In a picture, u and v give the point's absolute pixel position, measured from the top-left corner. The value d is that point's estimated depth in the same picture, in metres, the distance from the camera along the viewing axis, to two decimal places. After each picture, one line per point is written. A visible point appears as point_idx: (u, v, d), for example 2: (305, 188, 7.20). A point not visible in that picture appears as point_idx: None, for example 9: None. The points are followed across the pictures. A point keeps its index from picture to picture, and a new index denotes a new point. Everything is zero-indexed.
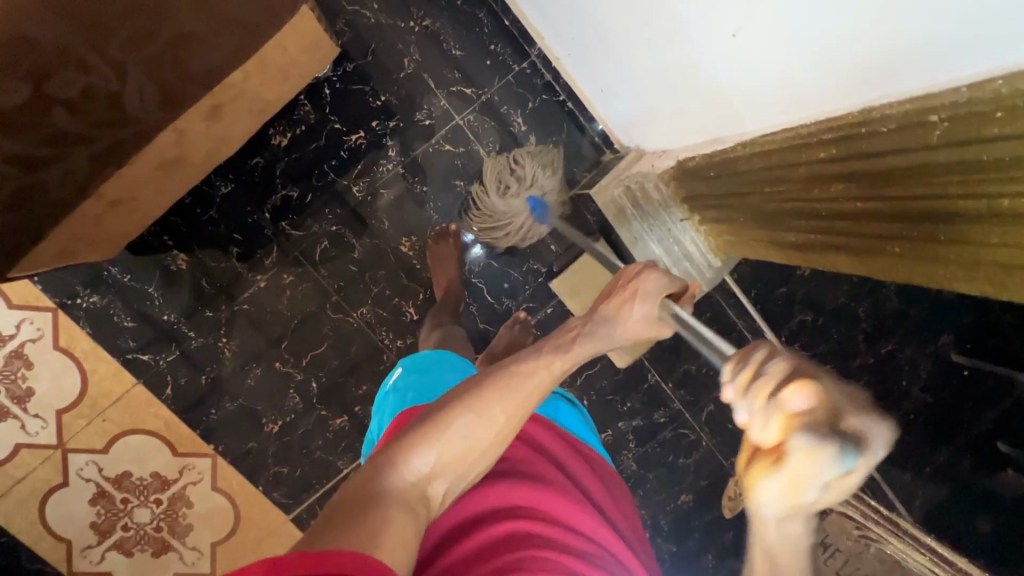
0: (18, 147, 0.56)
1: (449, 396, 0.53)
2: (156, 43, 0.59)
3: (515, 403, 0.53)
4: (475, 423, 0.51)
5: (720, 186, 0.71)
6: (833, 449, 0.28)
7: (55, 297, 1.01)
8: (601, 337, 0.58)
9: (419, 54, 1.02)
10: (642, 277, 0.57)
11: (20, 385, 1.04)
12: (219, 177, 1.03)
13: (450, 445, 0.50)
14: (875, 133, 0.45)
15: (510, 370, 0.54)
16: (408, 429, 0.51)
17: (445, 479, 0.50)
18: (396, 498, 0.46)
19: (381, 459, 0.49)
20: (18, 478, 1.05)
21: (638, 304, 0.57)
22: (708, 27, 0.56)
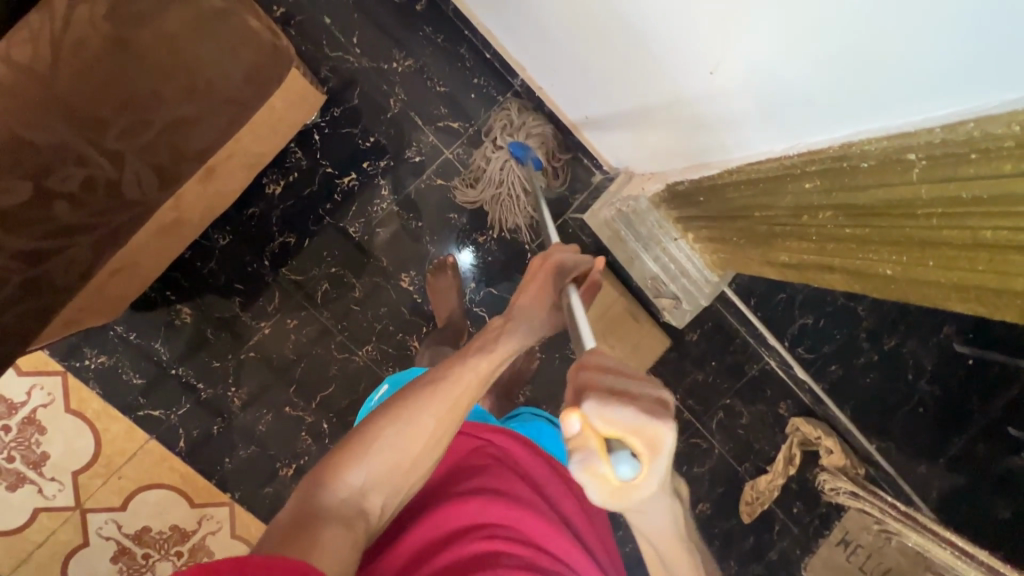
0: (23, 242, 0.59)
1: (380, 407, 0.53)
2: (151, 129, 0.63)
3: (444, 410, 0.54)
4: (407, 433, 0.52)
5: (712, 210, 0.73)
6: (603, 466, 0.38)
7: (63, 360, 1.02)
8: (520, 332, 0.63)
9: (404, 93, 1.04)
10: (555, 277, 0.67)
11: (34, 450, 1.05)
12: (216, 230, 1.04)
13: (379, 458, 0.50)
14: (857, 165, 0.46)
15: (434, 372, 0.56)
16: (338, 449, 0.51)
17: (382, 494, 0.50)
18: (333, 517, 0.45)
19: (312, 480, 0.48)
20: (38, 542, 1.06)
21: (547, 294, 0.67)
22: (685, 65, 0.57)
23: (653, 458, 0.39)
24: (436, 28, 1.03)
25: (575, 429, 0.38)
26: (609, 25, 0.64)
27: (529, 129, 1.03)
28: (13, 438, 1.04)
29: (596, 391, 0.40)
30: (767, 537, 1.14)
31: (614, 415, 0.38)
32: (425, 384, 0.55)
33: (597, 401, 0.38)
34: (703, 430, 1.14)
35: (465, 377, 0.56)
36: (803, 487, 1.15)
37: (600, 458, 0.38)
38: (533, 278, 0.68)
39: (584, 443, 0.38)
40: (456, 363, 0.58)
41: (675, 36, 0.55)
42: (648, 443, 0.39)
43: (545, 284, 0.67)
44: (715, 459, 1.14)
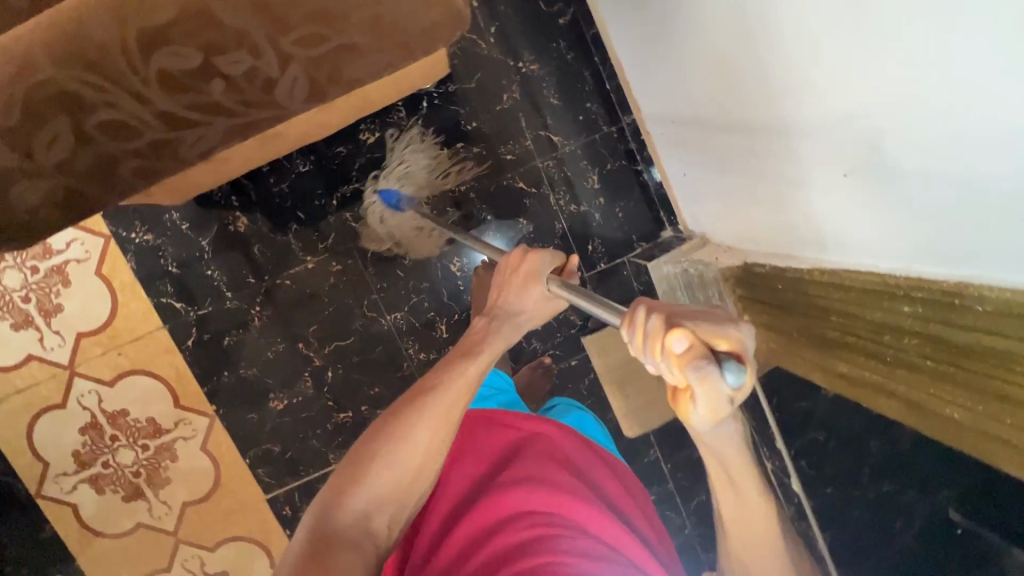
0: (171, 107, 0.54)
1: (374, 428, 0.56)
2: (326, 47, 0.55)
3: (436, 420, 0.56)
4: (404, 449, 0.54)
5: (784, 298, 0.74)
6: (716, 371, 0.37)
7: (112, 225, 1.03)
8: (509, 329, 0.63)
9: (519, 93, 1.06)
10: (527, 261, 0.62)
11: (51, 300, 1.04)
12: (301, 156, 1.05)
13: (382, 477, 0.53)
14: (940, 306, 0.49)
15: (423, 382, 0.58)
16: (339, 472, 0.54)
17: (387, 512, 0.53)
18: (344, 541, 0.49)
19: (321, 504, 0.51)
20: (19, 387, 1.06)
21: (533, 286, 0.62)
22: (819, 159, 0.59)
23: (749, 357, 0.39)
24: (570, 46, 1.06)
25: (680, 347, 0.38)
26: (753, 97, 0.66)
27: (407, 162, 1.05)
28: (36, 281, 1.04)
29: (674, 316, 0.41)
30: None
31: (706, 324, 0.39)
32: (413, 396, 0.57)
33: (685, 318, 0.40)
34: (679, 506, 1.16)
35: (455, 384, 0.58)
36: None
37: (714, 365, 0.37)
38: (519, 267, 0.62)
39: (694, 353, 0.38)
40: (442, 371, 0.59)
41: (817, 128, 0.57)
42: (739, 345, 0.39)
43: (530, 270, 0.62)
44: (682, 537, 1.16)
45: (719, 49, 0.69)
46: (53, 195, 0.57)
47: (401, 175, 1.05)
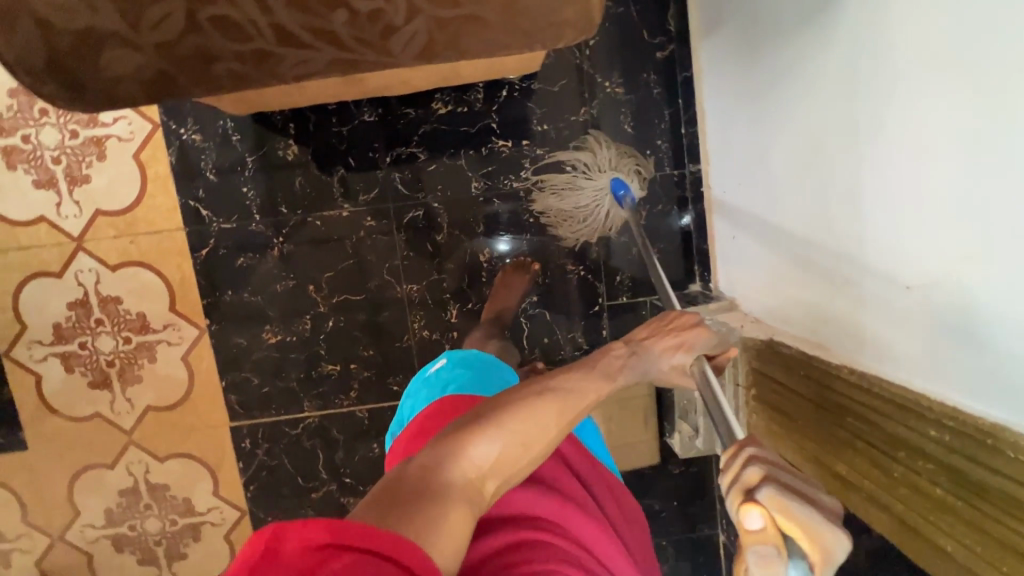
0: (287, 20, 0.53)
1: (505, 396, 0.55)
2: (453, 10, 0.54)
3: (565, 417, 0.56)
4: (533, 427, 0.53)
5: (801, 385, 0.74)
6: (777, 564, 0.36)
7: (165, 115, 1.01)
8: (641, 371, 0.70)
9: (597, 110, 1.05)
10: (694, 331, 0.73)
11: (80, 168, 1.02)
12: (369, 105, 1.03)
13: (511, 443, 0.51)
14: (972, 435, 0.49)
15: (561, 379, 0.60)
16: (460, 424, 0.52)
17: (497, 480, 0.50)
18: (455, 494, 0.46)
19: (439, 447, 0.49)
20: (21, 244, 1.03)
21: (680, 352, 0.72)
22: (884, 263, 0.60)
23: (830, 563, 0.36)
24: (660, 81, 1.05)
25: (756, 522, 0.37)
26: (838, 187, 0.66)
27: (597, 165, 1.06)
28: (73, 145, 1.01)
29: (774, 485, 0.38)
30: None
31: (794, 510, 0.36)
32: (556, 387, 0.58)
33: (777, 495, 0.37)
34: None
35: (588, 392, 0.61)
36: None
37: (780, 557, 0.36)
38: (684, 331, 0.74)
39: (765, 537, 0.37)
40: (575, 378, 0.62)
41: (896, 238, 0.58)
42: (829, 547, 0.36)
43: (690, 332, 0.73)
44: None
45: (816, 134, 0.69)
46: (140, 73, 0.54)
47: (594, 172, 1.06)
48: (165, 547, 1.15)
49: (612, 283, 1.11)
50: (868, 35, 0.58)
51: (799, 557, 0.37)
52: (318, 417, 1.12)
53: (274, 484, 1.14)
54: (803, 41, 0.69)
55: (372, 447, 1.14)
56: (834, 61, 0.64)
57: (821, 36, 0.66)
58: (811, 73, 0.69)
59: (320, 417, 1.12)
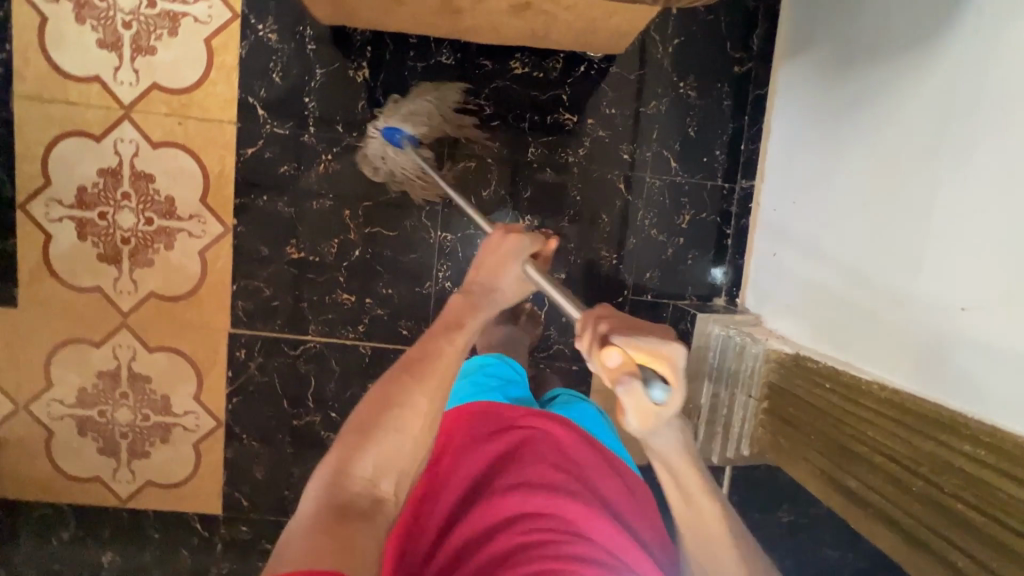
0: None
1: (369, 399, 0.59)
2: None
3: (429, 388, 0.59)
4: (398, 416, 0.57)
5: (819, 398, 0.75)
6: (639, 384, 0.47)
7: (247, 8, 1.00)
8: (489, 302, 0.68)
9: (666, 108, 1.07)
10: (500, 240, 0.70)
11: (148, 39, 1.00)
12: (449, 48, 1.04)
13: (382, 445, 0.55)
14: (1007, 453, 0.51)
15: (414, 354, 0.62)
16: (340, 445, 0.55)
17: (392, 479, 0.54)
18: (356, 509, 0.50)
19: (328, 473, 0.53)
20: (68, 99, 1.01)
21: (508, 266, 0.69)
22: (945, 283, 0.64)
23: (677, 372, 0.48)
24: (731, 93, 1.07)
25: (613, 362, 0.48)
26: (905, 209, 0.70)
27: (415, 108, 1.05)
28: (147, 14, 1.00)
29: (620, 335, 0.51)
30: None
31: (640, 343, 0.48)
32: (408, 367, 0.61)
33: (624, 338, 0.49)
34: None
35: (442, 348, 0.62)
36: None
37: (640, 384, 0.47)
38: (498, 248, 0.70)
39: (621, 369, 0.48)
40: (432, 339, 0.63)
41: (965, 261, 0.62)
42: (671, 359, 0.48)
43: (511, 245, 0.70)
44: None
45: (888, 160, 0.73)
46: None
47: (407, 117, 1.05)
48: (130, 442, 1.11)
49: (641, 278, 1.11)
50: (971, 71, 0.63)
51: (657, 380, 0.48)
52: (320, 343, 1.10)
53: (258, 401, 1.11)
54: (895, 71, 0.74)
55: (366, 385, 1.12)
56: (926, 91, 0.69)
57: (917, 68, 0.70)
58: (896, 102, 0.73)
59: (322, 343, 1.10)
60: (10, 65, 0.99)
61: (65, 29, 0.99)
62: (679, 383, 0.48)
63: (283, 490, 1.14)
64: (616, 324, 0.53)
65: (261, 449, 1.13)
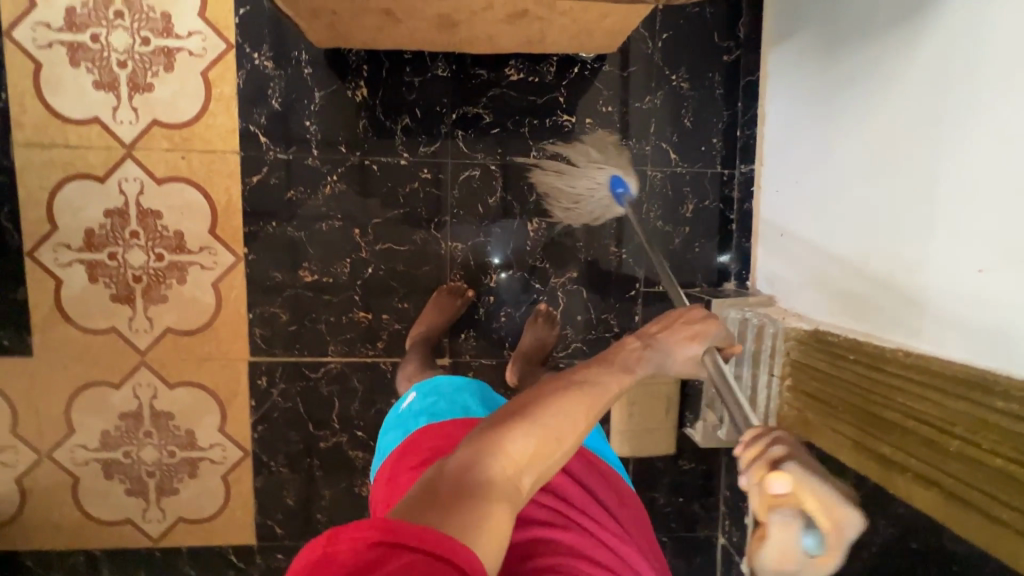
0: None
1: (542, 390, 0.53)
2: None
3: (596, 409, 0.54)
4: (564, 422, 0.51)
5: (845, 370, 0.77)
6: (796, 527, 0.38)
7: (241, 37, 1.01)
8: (656, 360, 0.65)
9: (660, 101, 1.09)
10: (700, 322, 0.70)
11: (144, 76, 1.01)
12: (444, 60, 1.05)
13: (542, 442, 0.49)
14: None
15: (583, 373, 0.56)
16: (488, 425, 0.50)
17: (534, 476, 0.48)
18: (498, 490, 0.45)
19: (478, 446, 0.47)
20: (68, 143, 1.01)
21: (692, 344, 0.68)
22: (956, 248, 0.66)
23: (842, 542, 0.38)
24: (722, 82, 1.10)
25: (780, 489, 0.39)
26: (909, 181, 0.72)
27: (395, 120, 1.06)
28: (141, 51, 1.00)
29: (794, 463, 0.42)
30: None
31: (816, 487, 0.39)
32: (575, 382, 0.55)
33: (799, 469, 0.41)
34: None
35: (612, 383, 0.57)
36: None
37: (796, 524, 0.38)
38: (690, 324, 0.70)
39: (785, 503, 0.39)
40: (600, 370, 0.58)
41: (971, 224, 0.64)
42: (840, 523, 0.38)
43: (704, 330, 0.69)
44: None
45: (889, 134, 0.75)
46: None
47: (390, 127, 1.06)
48: (158, 480, 1.10)
49: (651, 269, 1.14)
50: (962, 42, 0.65)
51: (816, 533, 0.39)
52: (340, 363, 1.10)
53: (284, 427, 1.12)
54: (887, 47, 0.76)
55: (389, 402, 1.13)
56: (919, 65, 0.71)
57: (908, 44, 0.72)
58: (890, 78, 0.75)
59: (341, 363, 1.10)
60: (7, 114, 0.99)
61: (60, 73, 0.99)
62: (839, 556, 0.38)
63: (317, 514, 1.14)
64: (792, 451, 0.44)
65: (290, 475, 1.13)
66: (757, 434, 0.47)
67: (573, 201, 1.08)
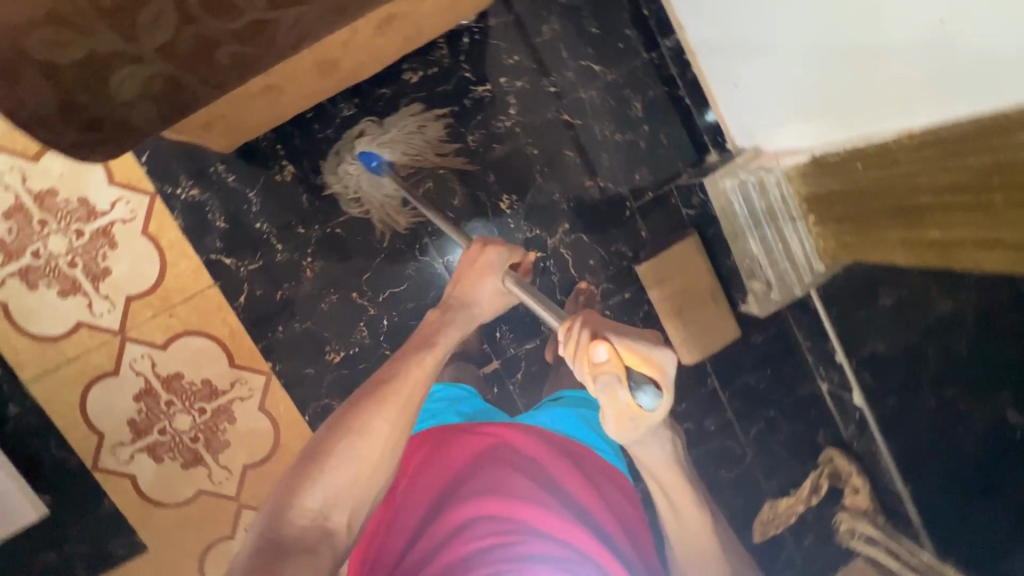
0: None
1: (335, 426, 0.63)
2: None
3: (393, 411, 0.65)
4: (361, 441, 0.61)
5: (863, 179, 0.76)
6: (629, 385, 0.55)
7: (157, 182, 1.01)
8: (460, 320, 0.76)
9: (559, 24, 1.06)
10: (485, 253, 0.77)
11: (97, 263, 1.02)
12: (344, 99, 1.03)
13: (344, 471, 0.59)
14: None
15: (380, 386, 0.67)
16: (299, 474, 0.59)
17: (346, 508, 0.58)
18: (298, 542, 0.53)
19: (282, 502, 0.56)
20: (69, 357, 1.03)
21: (488, 278, 0.77)
22: (898, 17, 0.60)
23: (665, 376, 0.57)
24: None
25: (603, 359, 0.55)
26: None
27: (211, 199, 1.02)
28: (81, 244, 1.01)
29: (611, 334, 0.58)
30: (770, 563, 1.27)
31: (631, 346, 0.57)
32: (372, 396, 0.66)
33: (617, 338, 0.57)
34: (738, 435, 1.24)
35: (410, 376, 0.68)
36: (815, 522, 1.28)
37: (627, 385, 0.55)
38: (477, 261, 0.77)
39: (611, 369, 0.55)
40: (400, 368, 0.69)
41: None
42: (657, 367, 0.57)
43: (490, 262, 0.77)
44: (744, 466, 1.25)
45: None
46: (149, 86, 0.54)
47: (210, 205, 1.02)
48: None
49: (634, 182, 1.11)
50: None
51: (643, 380, 0.56)
52: None
53: None
54: None
55: None
56: None
57: None
58: None
59: None
60: (5, 361, 1.01)
61: (26, 302, 1.01)
62: (657, 388, 0.56)
63: None
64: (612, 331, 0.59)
65: None
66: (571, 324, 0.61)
67: (353, 190, 1.05)
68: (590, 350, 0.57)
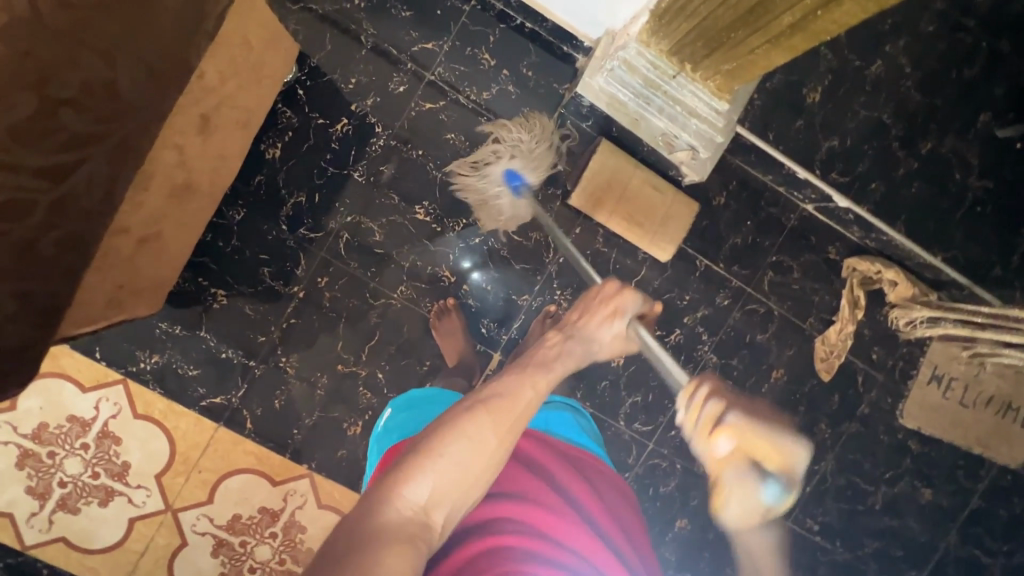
0: (43, 160, 0.55)
1: (447, 419, 0.59)
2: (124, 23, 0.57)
3: (503, 425, 0.60)
4: (466, 451, 0.56)
5: (701, 8, 0.74)
6: (751, 478, 0.53)
7: (120, 367, 1.05)
8: (574, 350, 0.72)
9: (374, 27, 1.05)
10: (620, 296, 0.74)
11: (115, 462, 1.07)
12: (229, 206, 1.04)
13: (447, 472, 0.54)
14: None
15: (497, 390, 0.63)
16: (402, 463, 0.55)
17: (443, 509, 0.53)
18: (395, 536, 0.49)
19: (381, 491, 0.52)
20: (140, 551, 1.08)
21: (617, 320, 0.73)
22: None
23: (795, 470, 0.53)
24: None
25: (727, 445, 0.54)
26: None
27: (173, 354, 1.06)
28: (93, 454, 1.06)
29: (731, 414, 0.55)
30: (853, 392, 1.19)
31: (759, 436, 0.53)
32: (487, 399, 0.62)
33: (739, 422, 0.54)
34: (756, 295, 1.16)
35: (526, 391, 0.64)
36: (877, 333, 1.19)
37: (752, 479, 0.53)
38: (610, 300, 0.74)
39: (735, 456, 0.53)
40: (514, 383, 0.65)
41: None
42: (790, 457, 0.53)
43: (623, 304, 0.73)
44: (778, 321, 1.17)
45: None
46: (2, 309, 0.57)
47: (176, 361, 1.06)
48: None
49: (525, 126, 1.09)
50: None
51: (773, 473, 0.53)
52: None
53: None
54: None
55: None
56: None
57: None
58: None
59: None
60: None
61: (79, 526, 1.06)
62: (790, 483, 0.53)
63: None
64: (726, 406, 0.56)
65: None
66: (690, 392, 0.59)
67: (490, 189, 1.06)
68: (706, 431, 0.56)
